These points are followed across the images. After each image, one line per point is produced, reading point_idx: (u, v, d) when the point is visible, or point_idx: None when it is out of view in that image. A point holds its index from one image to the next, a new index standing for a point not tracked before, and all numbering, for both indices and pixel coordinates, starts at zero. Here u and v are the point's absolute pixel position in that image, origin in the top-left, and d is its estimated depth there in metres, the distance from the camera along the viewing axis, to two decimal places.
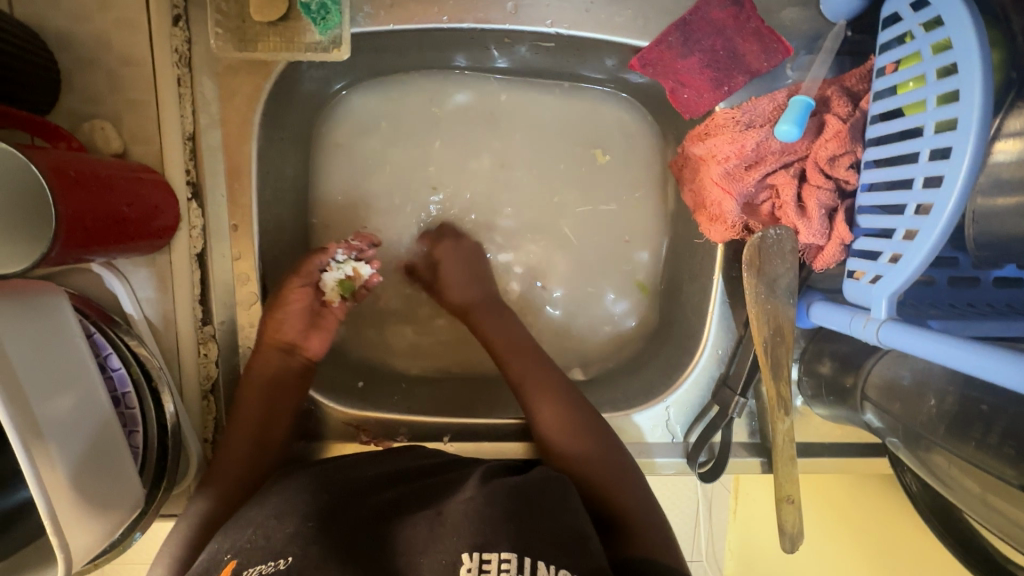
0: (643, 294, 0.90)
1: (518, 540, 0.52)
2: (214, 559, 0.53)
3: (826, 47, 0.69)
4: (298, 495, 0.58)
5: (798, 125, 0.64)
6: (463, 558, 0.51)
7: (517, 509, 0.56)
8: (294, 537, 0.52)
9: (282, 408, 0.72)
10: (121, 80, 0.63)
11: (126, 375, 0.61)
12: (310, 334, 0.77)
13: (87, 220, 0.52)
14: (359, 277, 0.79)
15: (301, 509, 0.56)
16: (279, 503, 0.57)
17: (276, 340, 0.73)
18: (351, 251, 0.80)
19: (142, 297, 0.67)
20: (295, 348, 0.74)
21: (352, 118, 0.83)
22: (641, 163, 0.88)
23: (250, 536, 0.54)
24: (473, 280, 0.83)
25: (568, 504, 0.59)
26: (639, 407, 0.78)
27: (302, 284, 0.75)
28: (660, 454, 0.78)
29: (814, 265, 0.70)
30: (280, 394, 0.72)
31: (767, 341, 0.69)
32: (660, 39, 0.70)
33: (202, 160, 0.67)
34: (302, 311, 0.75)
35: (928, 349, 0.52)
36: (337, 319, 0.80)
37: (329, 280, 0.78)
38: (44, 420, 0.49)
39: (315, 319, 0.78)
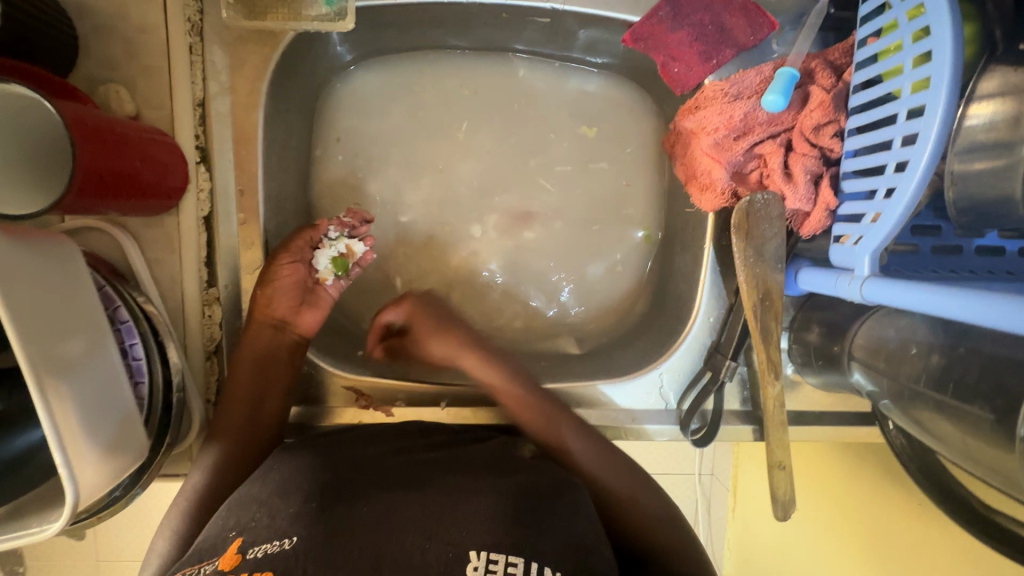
0: (645, 240, 0.92)
1: (526, 544, 0.53)
2: (220, 535, 0.54)
3: (810, 22, 0.72)
4: (302, 474, 0.60)
5: (784, 95, 0.68)
6: (470, 555, 0.51)
7: (526, 513, 0.57)
8: (298, 516, 0.54)
9: (277, 379, 0.72)
10: (136, 47, 0.66)
11: (133, 327, 0.64)
12: (302, 310, 0.75)
13: (103, 170, 0.54)
14: (352, 254, 0.79)
15: (306, 488, 0.58)
16: (281, 483, 0.59)
17: (268, 316, 0.72)
18: (343, 229, 0.79)
19: (151, 258, 0.69)
20: (286, 324, 0.74)
21: (354, 94, 0.86)
22: (635, 140, 0.91)
23: (255, 513, 0.55)
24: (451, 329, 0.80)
25: (581, 510, 0.61)
26: (626, 377, 0.80)
27: (291, 260, 0.73)
28: (643, 420, 0.79)
29: (802, 232, 0.72)
30: (272, 365, 0.72)
31: (756, 305, 0.71)
32: (651, 14, 0.73)
33: (210, 127, 0.69)
34: (294, 285, 0.74)
35: (915, 297, 0.54)
36: (332, 298, 0.79)
37: (322, 257, 0.77)
38: (57, 358, 0.51)
39: (307, 296, 0.76)
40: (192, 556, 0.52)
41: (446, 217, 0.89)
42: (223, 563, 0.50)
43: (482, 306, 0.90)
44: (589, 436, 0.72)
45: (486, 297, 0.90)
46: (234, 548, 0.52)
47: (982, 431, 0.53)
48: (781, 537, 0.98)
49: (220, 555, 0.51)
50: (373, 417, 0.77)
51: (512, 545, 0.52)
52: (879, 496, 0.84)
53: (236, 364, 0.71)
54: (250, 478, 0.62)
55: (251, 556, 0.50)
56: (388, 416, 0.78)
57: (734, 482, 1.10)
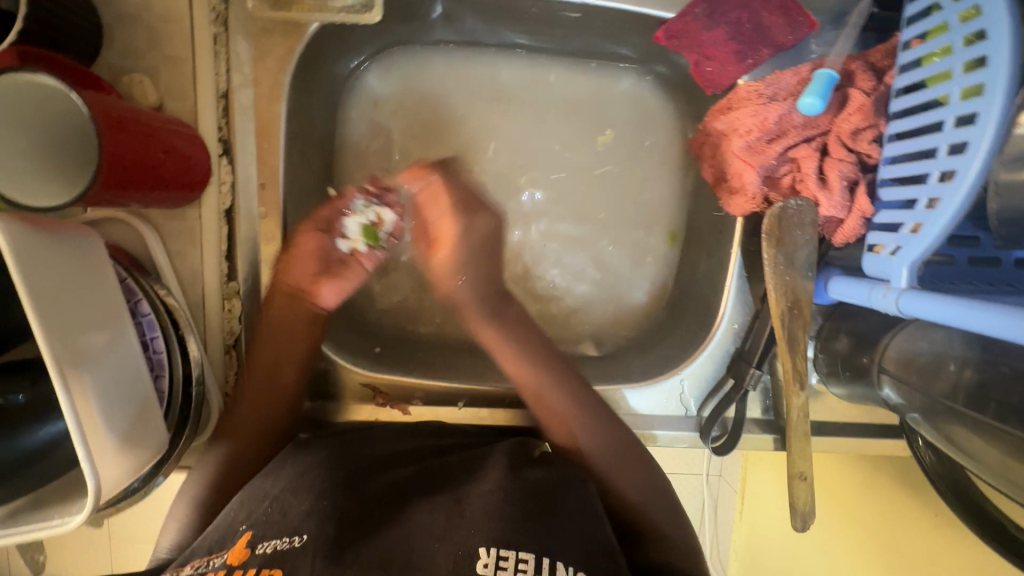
0: (672, 240, 0.90)
1: (537, 541, 0.52)
2: (229, 527, 0.54)
3: (851, 23, 0.69)
4: (313, 472, 0.59)
5: (822, 97, 0.65)
6: (480, 552, 0.50)
7: (536, 509, 0.55)
8: (310, 513, 0.54)
9: (293, 354, 0.71)
10: (160, 35, 0.65)
11: (155, 320, 0.63)
12: (320, 281, 0.73)
13: (126, 158, 0.53)
14: (383, 223, 0.78)
15: (317, 486, 0.58)
16: (295, 478, 0.59)
17: (286, 283, 0.71)
18: (370, 197, 0.78)
19: (172, 250, 0.68)
20: (302, 295, 0.72)
21: (377, 89, 0.85)
22: (661, 140, 0.89)
23: (266, 508, 0.55)
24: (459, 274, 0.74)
25: (589, 506, 0.58)
26: (648, 381, 0.79)
27: (312, 228, 0.72)
28: (654, 426, 0.78)
29: (834, 240, 0.70)
30: (288, 340, 0.70)
31: (784, 314, 0.69)
32: (686, 11, 0.70)
33: (233, 120, 0.68)
34: (313, 253, 0.72)
35: (947, 312, 0.53)
36: (361, 271, 0.76)
37: (352, 225, 0.76)
38: (80, 352, 0.51)
39: (330, 268, 0.74)
40: (202, 548, 0.53)
41: None
42: (231, 557, 0.50)
43: None
44: (592, 409, 0.69)
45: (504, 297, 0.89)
46: (243, 542, 0.52)
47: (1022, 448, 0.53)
48: (792, 548, 0.96)
49: (229, 548, 0.51)
50: (389, 415, 0.77)
51: (523, 540, 0.51)
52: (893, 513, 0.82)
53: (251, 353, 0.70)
54: (265, 470, 0.61)
55: (259, 552, 0.50)
56: (404, 414, 0.77)
57: (743, 484, 1.04)
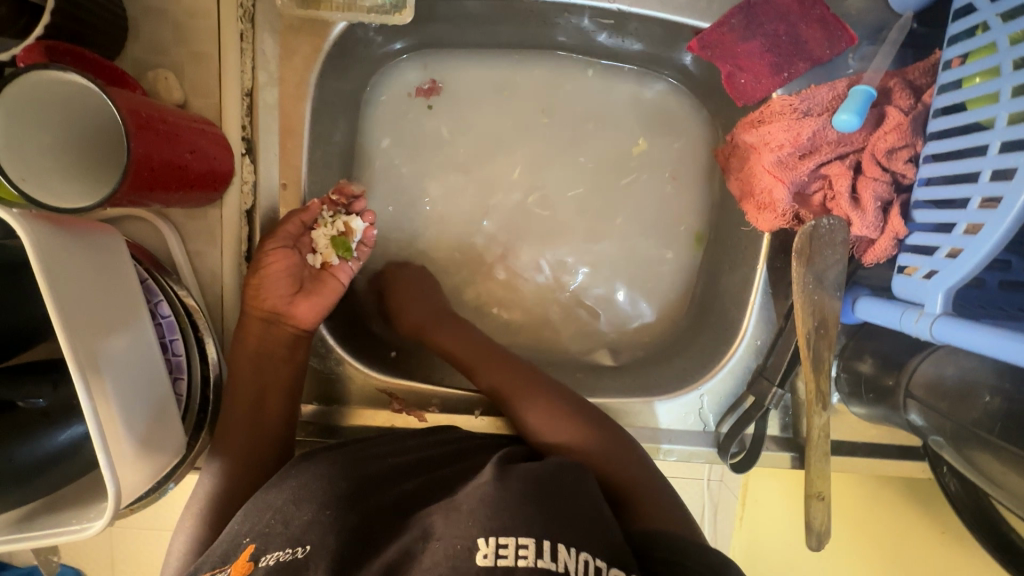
0: (698, 243, 0.89)
1: (536, 525, 0.49)
2: (233, 541, 0.53)
3: (891, 39, 0.68)
4: (315, 482, 0.57)
5: (859, 114, 0.64)
6: (479, 542, 0.47)
7: (533, 492, 0.53)
8: (312, 523, 0.52)
9: (276, 377, 0.68)
10: (186, 31, 0.64)
11: (174, 323, 0.62)
12: (297, 300, 0.69)
13: (154, 162, 0.52)
14: (353, 232, 0.75)
15: (319, 496, 0.55)
16: (298, 489, 0.57)
17: (258, 309, 0.67)
18: (336, 207, 0.75)
19: (191, 250, 0.67)
20: (280, 318, 0.68)
21: (400, 90, 0.83)
22: (685, 150, 0.87)
23: (268, 520, 0.54)
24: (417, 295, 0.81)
25: (592, 493, 0.56)
26: (663, 396, 0.77)
27: (278, 245, 0.67)
28: (659, 439, 0.76)
29: (865, 259, 0.69)
30: (269, 364, 0.67)
31: (811, 333, 0.68)
32: (722, 21, 0.69)
33: (257, 117, 0.67)
34: (286, 272, 0.68)
35: (987, 342, 0.52)
36: (335, 287, 0.73)
37: (319, 239, 0.72)
38: (101, 357, 0.50)
39: (304, 285, 0.71)
40: (209, 561, 0.52)
41: (484, 220, 0.87)
42: (235, 570, 0.50)
43: (516, 310, 0.88)
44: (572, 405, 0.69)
45: (519, 304, 0.88)
46: (246, 555, 0.51)
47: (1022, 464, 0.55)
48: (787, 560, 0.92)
49: (232, 563, 0.51)
50: (406, 421, 0.74)
51: (521, 526, 0.49)
52: (901, 542, 0.80)
53: (235, 369, 0.67)
54: (270, 481, 0.60)
55: (262, 564, 0.49)
56: (420, 422, 0.75)
57: (744, 490, 0.99)
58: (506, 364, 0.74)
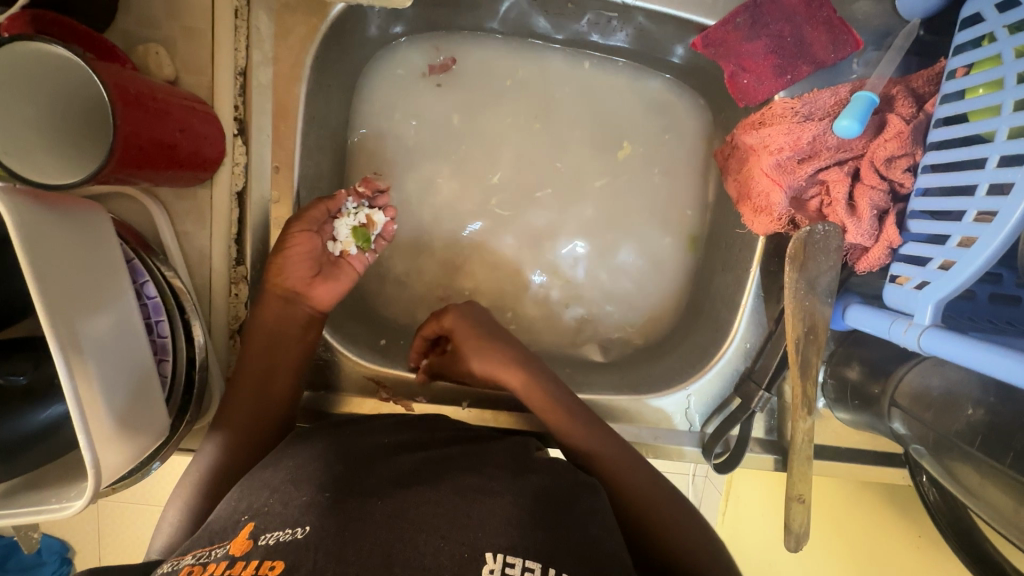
0: (690, 246, 0.88)
1: (544, 548, 0.50)
2: (232, 517, 0.54)
3: (896, 45, 0.67)
4: (313, 462, 0.59)
5: (859, 121, 0.63)
6: (487, 557, 0.48)
7: (547, 517, 0.54)
8: (311, 505, 0.52)
9: (288, 357, 0.69)
10: (179, 5, 0.62)
11: (160, 304, 0.62)
12: (316, 283, 0.71)
13: (141, 141, 0.51)
14: (373, 225, 0.75)
15: (318, 478, 0.56)
16: (293, 470, 0.58)
17: (279, 286, 0.68)
18: (361, 199, 0.76)
19: (180, 231, 0.66)
20: (298, 297, 0.69)
21: (398, 74, 0.82)
22: (685, 148, 0.86)
23: (267, 499, 0.54)
24: (497, 338, 0.73)
25: (599, 513, 0.57)
26: (656, 394, 0.78)
27: (303, 229, 0.68)
28: (681, 442, 0.77)
29: (858, 267, 0.69)
30: (282, 344, 0.69)
31: (800, 338, 0.68)
32: (728, 20, 0.68)
33: (250, 97, 0.66)
34: (306, 256, 0.69)
35: (973, 357, 0.52)
36: (354, 271, 0.75)
37: (341, 228, 0.73)
38: (83, 338, 0.49)
39: (321, 267, 0.72)
40: (203, 538, 0.53)
41: (478, 211, 0.86)
42: (234, 548, 0.50)
43: (508, 303, 0.87)
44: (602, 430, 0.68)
45: (510, 296, 0.87)
46: (245, 533, 0.51)
47: (1000, 478, 0.56)
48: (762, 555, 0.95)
49: (231, 539, 0.51)
50: (392, 409, 0.75)
51: (528, 549, 0.49)
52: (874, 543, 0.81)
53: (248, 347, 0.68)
54: (265, 461, 0.61)
55: (262, 543, 0.49)
56: (406, 411, 0.75)
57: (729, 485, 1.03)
58: (543, 383, 0.69)
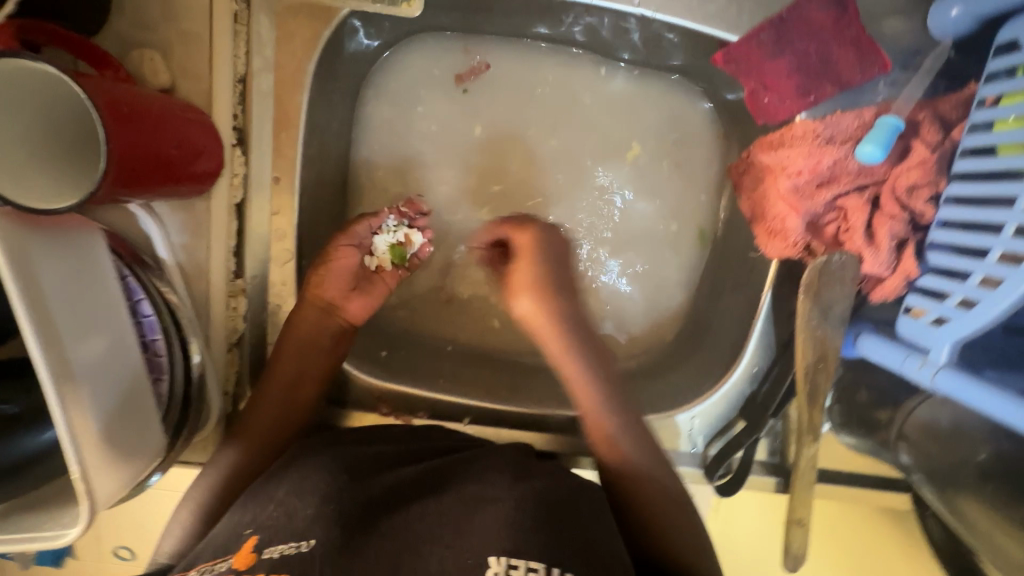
0: (699, 245, 0.84)
1: (549, 550, 0.49)
2: (234, 530, 0.53)
3: (925, 66, 0.64)
4: (315, 473, 0.57)
5: (883, 147, 0.62)
6: (491, 561, 0.47)
7: (547, 517, 0.52)
8: (316, 517, 0.51)
9: (318, 366, 0.70)
10: (175, 8, 0.59)
11: (156, 322, 0.60)
12: (352, 296, 0.73)
13: (136, 160, 0.49)
14: (410, 244, 0.76)
15: (321, 489, 0.55)
16: (296, 482, 0.56)
17: (317, 297, 0.70)
18: (403, 218, 0.77)
19: (175, 243, 0.64)
20: (334, 309, 0.71)
21: (405, 77, 0.78)
22: (699, 162, 0.82)
23: (272, 512, 0.53)
24: (560, 294, 0.69)
25: (602, 514, 0.58)
26: (683, 407, 0.76)
27: (348, 243, 0.72)
28: (679, 461, 0.75)
29: (873, 297, 0.68)
30: (314, 352, 0.69)
31: (807, 367, 0.70)
32: (752, 35, 0.65)
33: (250, 105, 0.63)
34: (347, 270, 0.72)
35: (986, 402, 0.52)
36: (387, 288, 0.77)
37: (380, 243, 0.75)
38: (75, 362, 0.48)
39: (361, 280, 0.75)
40: (208, 552, 0.52)
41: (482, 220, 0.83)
42: (237, 561, 0.49)
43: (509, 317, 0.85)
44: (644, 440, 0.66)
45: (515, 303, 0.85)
46: (249, 546, 0.50)
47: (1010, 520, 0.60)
48: None
49: (235, 552, 0.50)
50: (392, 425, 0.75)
51: (530, 550, 0.48)
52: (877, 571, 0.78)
53: (281, 354, 0.68)
54: (268, 473, 0.60)
55: (266, 556, 0.48)
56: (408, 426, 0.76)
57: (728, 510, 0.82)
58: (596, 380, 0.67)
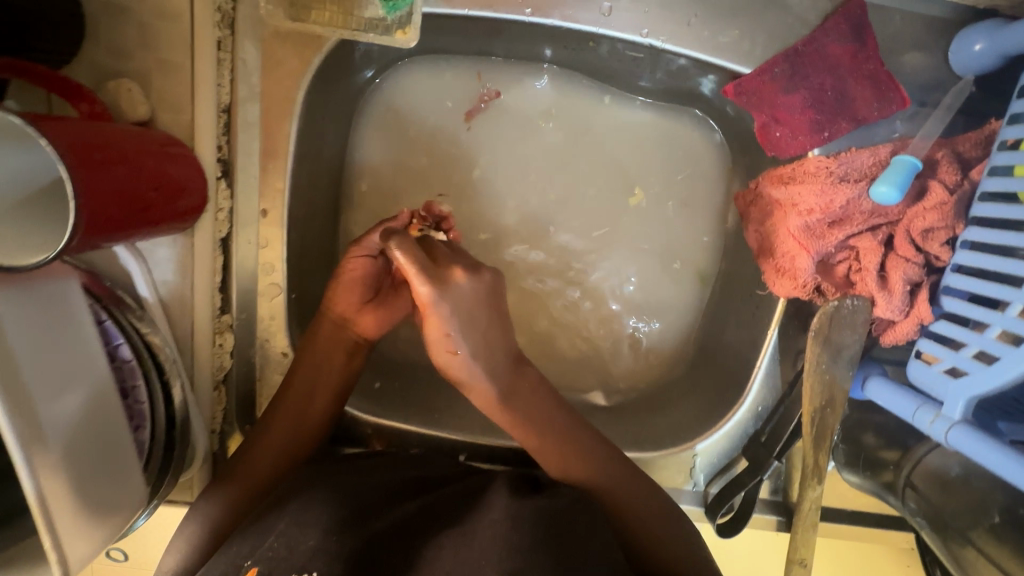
0: (700, 284, 0.81)
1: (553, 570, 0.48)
2: (233, 562, 0.51)
3: (945, 103, 0.62)
4: (315, 503, 0.55)
5: (898, 189, 0.58)
6: None
7: (546, 536, 0.51)
8: (317, 551, 0.50)
9: (329, 382, 0.68)
10: (154, 34, 0.55)
11: (136, 367, 0.58)
12: (365, 310, 0.70)
13: (110, 208, 0.46)
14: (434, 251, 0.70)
15: (321, 520, 0.53)
16: (296, 511, 0.55)
17: (335, 312, 0.69)
18: (424, 224, 0.70)
19: (158, 280, 0.61)
20: (348, 323, 0.69)
21: (399, 98, 0.74)
22: (705, 191, 0.79)
23: (272, 543, 0.52)
24: (484, 333, 0.64)
25: (599, 531, 0.55)
26: (703, 437, 0.73)
27: (360, 254, 0.68)
28: (680, 499, 0.74)
29: (883, 340, 0.65)
30: (326, 368, 0.67)
31: (815, 411, 0.67)
32: (765, 69, 0.62)
33: (235, 136, 0.60)
34: (359, 282, 0.69)
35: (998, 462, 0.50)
36: (409, 302, 0.73)
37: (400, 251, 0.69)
38: (48, 423, 0.45)
39: (377, 293, 0.72)
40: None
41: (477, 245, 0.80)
42: None
43: None
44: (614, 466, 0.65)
45: None
46: None
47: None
48: None
49: None
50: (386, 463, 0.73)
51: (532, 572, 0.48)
52: None
53: (292, 374, 0.67)
54: (269, 503, 0.58)
55: None
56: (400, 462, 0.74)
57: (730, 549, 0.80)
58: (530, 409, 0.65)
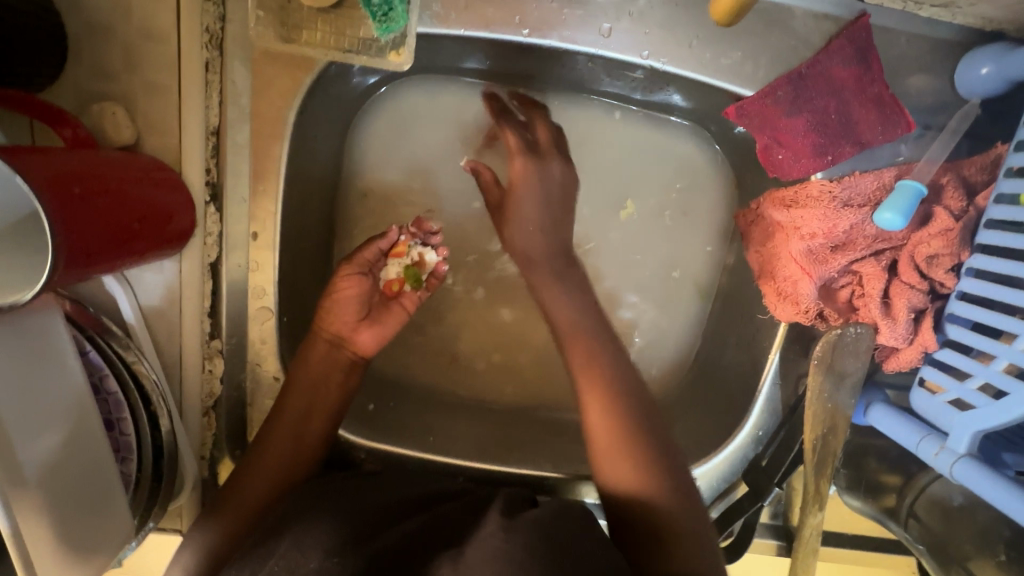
0: (700, 298, 0.80)
1: None
2: None
3: (950, 127, 0.61)
4: (316, 528, 0.52)
5: (903, 215, 0.57)
6: None
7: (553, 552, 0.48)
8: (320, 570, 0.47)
9: (328, 403, 0.67)
10: (140, 56, 0.54)
11: (122, 400, 0.56)
12: (361, 328, 0.69)
13: (90, 245, 0.44)
14: (426, 264, 0.72)
15: (323, 542, 0.50)
16: (295, 536, 0.51)
17: (329, 330, 0.68)
18: (415, 238, 0.71)
19: (145, 305, 0.59)
20: (343, 342, 0.68)
21: (394, 116, 0.73)
22: (705, 210, 0.78)
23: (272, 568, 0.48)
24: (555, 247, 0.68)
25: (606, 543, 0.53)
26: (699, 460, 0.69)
27: (353, 272, 0.68)
28: None
29: (887, 366, 0.65)
30: (325, 387, 0.66)
31: (818, 438, 0.66)
32: (768, 92, 0.61)
33: (224, 159, 0.58)
34: (354, 300, 0.69)
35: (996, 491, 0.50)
36: (403, 315, 0.71)
37: (392, 267, 0.71)
38: (28, 464, 0.43)
39: (374, 310, 0.71)
40: None
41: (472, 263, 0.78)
42: None
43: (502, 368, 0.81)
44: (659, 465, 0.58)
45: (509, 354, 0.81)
46: None
47: None
48: None
49: None
50: None
51: None
52: None
53: (281, 402, 0.64)
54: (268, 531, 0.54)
55: None
56: None
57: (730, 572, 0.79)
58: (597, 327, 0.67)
